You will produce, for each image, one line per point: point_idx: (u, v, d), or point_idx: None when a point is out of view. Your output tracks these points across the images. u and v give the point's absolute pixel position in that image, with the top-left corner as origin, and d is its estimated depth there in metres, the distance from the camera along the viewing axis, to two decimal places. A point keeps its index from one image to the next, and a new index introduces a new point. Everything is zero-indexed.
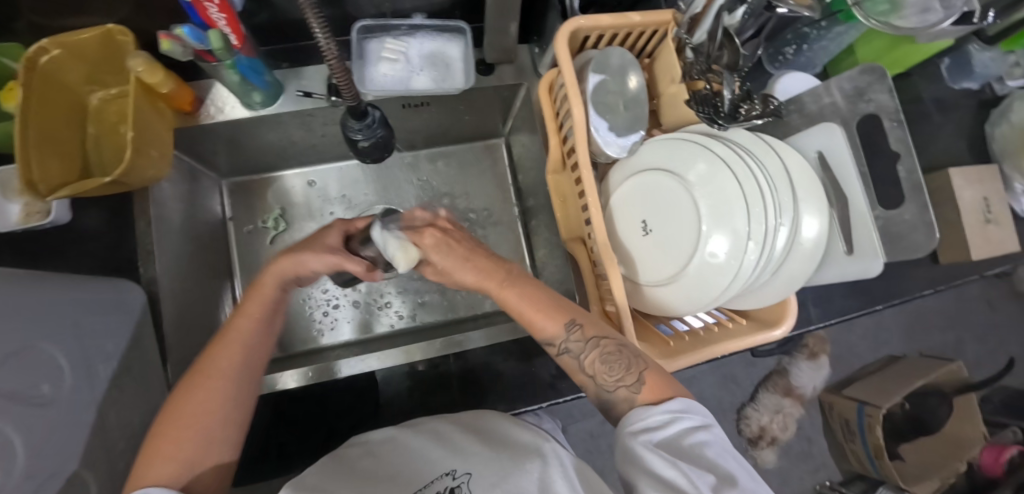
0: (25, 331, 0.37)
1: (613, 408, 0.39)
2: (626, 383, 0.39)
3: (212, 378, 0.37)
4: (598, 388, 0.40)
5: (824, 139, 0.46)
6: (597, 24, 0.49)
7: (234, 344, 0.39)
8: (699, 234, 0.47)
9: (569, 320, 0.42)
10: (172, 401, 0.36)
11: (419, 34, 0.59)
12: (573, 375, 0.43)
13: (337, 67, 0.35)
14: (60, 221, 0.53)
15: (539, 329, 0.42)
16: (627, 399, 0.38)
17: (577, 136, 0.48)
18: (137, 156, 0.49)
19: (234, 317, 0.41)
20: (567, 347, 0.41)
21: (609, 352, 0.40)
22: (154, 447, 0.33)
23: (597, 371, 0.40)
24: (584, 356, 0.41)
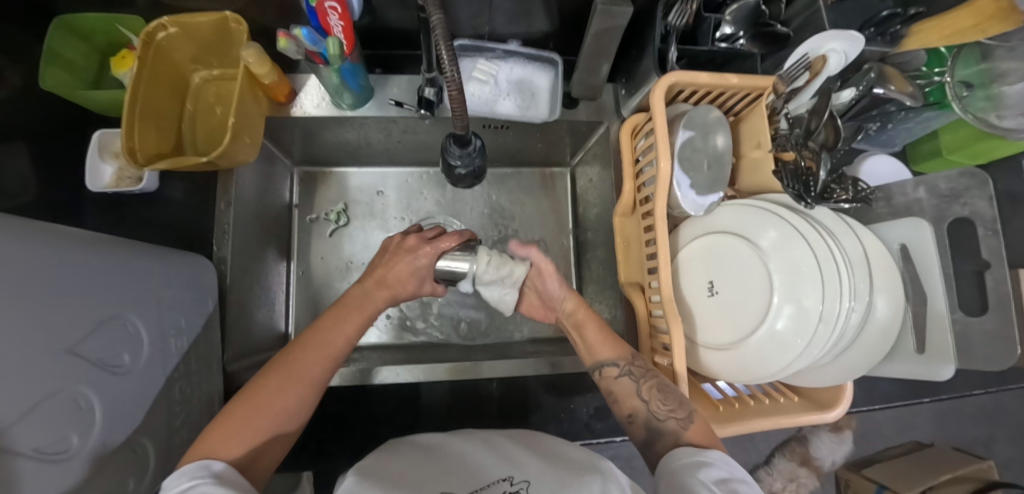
0: (120, 299, 0.39)
1: (659, 437, 0.42)
2: (677, 415, 0.42)
3: (293, 380, 0.40)
4: (648, 416, 0.44)
5: (909, 232, 0.46)
6: (694, 82, 0.50)
7: (318, 354, 0.43)
8: (767, 304, 0.47)
9: (631, 352, 0.49)
10: (250, 387, 0.39)
11: (511, 60, 0.60)
12: (622, 403, 0.46)
13: (454, 94, 0.37)
14: (148, 189, 0.55)
15: (601, 351, 0.50)
16: (675, 430, 0.42)
17: (659, 189, 0.49)
18: (234, 140, 0.51)
19: (326, 327, 0.45)
20: (626, 370, 0.47)
21: (664, 385, 0.45)
22: (220, 429, 0.36)
23: (652, 396, 0.44)
24: (642, 381, 0.46)
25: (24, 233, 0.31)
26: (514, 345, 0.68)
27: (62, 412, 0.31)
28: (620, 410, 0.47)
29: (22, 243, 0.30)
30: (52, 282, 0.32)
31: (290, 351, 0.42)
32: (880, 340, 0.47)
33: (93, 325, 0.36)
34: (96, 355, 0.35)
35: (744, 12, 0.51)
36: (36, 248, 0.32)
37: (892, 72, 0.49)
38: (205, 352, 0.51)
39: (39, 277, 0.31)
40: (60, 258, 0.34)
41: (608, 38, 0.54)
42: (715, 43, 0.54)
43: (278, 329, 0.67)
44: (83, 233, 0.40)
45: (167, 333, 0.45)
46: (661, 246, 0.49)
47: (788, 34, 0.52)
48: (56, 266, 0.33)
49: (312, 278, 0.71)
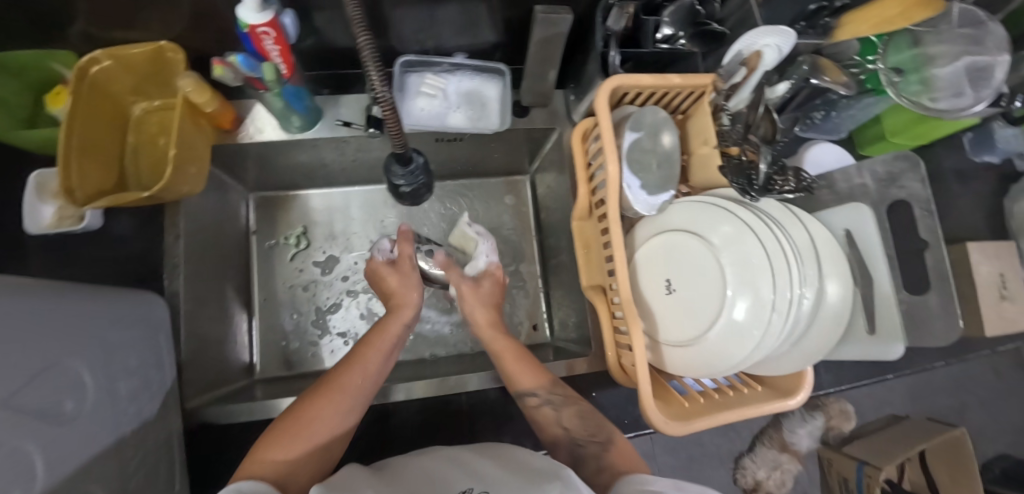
0: (59, 347, 0.38)
1: (583, 462, 0.44)
2: (597, 439, 0.45)
3: (338, 395, 0.43)
4: (570, 442, 0.46)
5: (852, 219, 0.47)
6: (637, 84, 0.51)
7: (361, 374, 0.46)
8: (723, 299, 0.47)
9: (551, 380, 0.50)
10: (301, 405, 0.42)
11: (460, 72, 0.61)
12: (545, 431, 0.48)
13: (389, 112, 0.37)
14: (92, 227, 0.53)
15: (521, 380, 0.50)
16: (597, 453, 0.44)
17: (610, 192, 0.49)
18: (177, 171, 0.50)
19: (366, 348, 0.49)
20: (546, 399, 0.48)
21: (585, 409, 0.48)
22: (274, 440, 0.38)
23: (573, 423, 0.47)
24: (562, 409, 0.48)
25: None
26: (484, 356, 0.68)
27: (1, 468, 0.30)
28: (544, 437, 0.49)
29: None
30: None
31: (336, 372, 0.45)
32: (832, 326, 0.47)
33: (32, 374, 0.34)
34: (37, 405, 0.34)
35: (681, 13, 0.53)
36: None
37: (824, 63, 0.51)
38: (161, 391, 0.49)
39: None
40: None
41: (552, 46, 0.55)
42: (656, 45, 0.55)
43: (241, 359, 0.65)
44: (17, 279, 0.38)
45: (116, 377, 0.43)
46: (617, 249, 0.49)
47: (724, 33, 0.54)
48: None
49: (275, 305, 0.70)
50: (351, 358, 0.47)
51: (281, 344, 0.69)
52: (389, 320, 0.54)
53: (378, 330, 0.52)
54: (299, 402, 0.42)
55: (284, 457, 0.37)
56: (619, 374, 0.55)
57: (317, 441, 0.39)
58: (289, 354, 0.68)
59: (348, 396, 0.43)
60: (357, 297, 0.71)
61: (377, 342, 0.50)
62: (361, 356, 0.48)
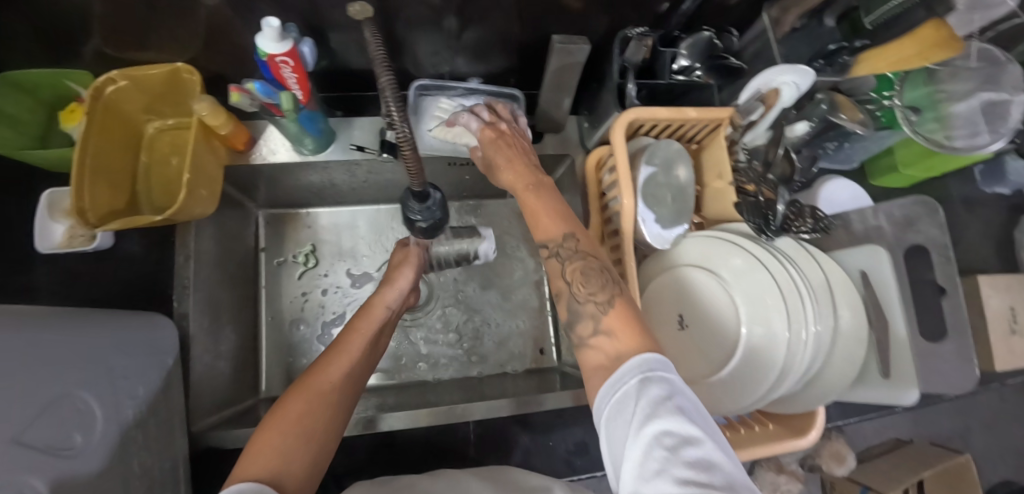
0: (67, 377, 0.37)
1: (579, 319, 0.40)
2: (596, 299, 0.40)
3: (329, 384, 0.43)
4: (570, 297, 0.42)
5: (867, 260, 0.47)
6: (653, 117, 0.51)
7: (347, 358, 0.46)
8: (736, 337, 0.47)
9: (576, 224, 0.45)
10: (293, 392, 0.41)
11: (473, 97, 0.60)
12: (551, 282, 0.45)
13: (408, 149, 0.36)
14: (103, 246, 0.53)
15: (542, 226, 0.46)
16: (592, 313, 0.40)
17: (623, 226, 0.49)
18: (190, 194, 0.49)
19: (351, 332, 0.50)
20: (554, 251, 0.44)
21: (591, 266, 0.42)
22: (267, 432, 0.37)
23: (575, 278, 0.42)
24: (568, 261, 0.43)
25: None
26: (491, 380, 0.67)
27: None
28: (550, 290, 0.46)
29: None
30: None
31: (322, 361, 0.45)
32: (845, 367, 0.47)
33: (34, 411, 0.34)
34: (43, 442, 0.33)
35: (698, 45, 0.53)
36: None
37: (841, 100, 0.50)
38: (168, 415, 0.49)
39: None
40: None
41: (567, 74, 0.55)
42: (672, 76, 0.55)
43: (247, 378, 0.64)
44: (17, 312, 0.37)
45: (123, 404, 0.43)
46: (629, 284, 0.49)
47: (743, 68, 0.55)
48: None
49: (282, 322, 0.70)
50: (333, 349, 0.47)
51: (287, 362, 0.68)
52: (383, 294, 0.56)
53: (361, 313, 0.53)
54: (291, 393, 0.41)
55: (279, 455, 0.35)
56: None
57: (309, 434, 0.38)
58: (295, 372, 0.68)
59: (336, 387, 0.43)
60: None
61: (362, 326, 0.51)
62: (349, 341, 0.49)
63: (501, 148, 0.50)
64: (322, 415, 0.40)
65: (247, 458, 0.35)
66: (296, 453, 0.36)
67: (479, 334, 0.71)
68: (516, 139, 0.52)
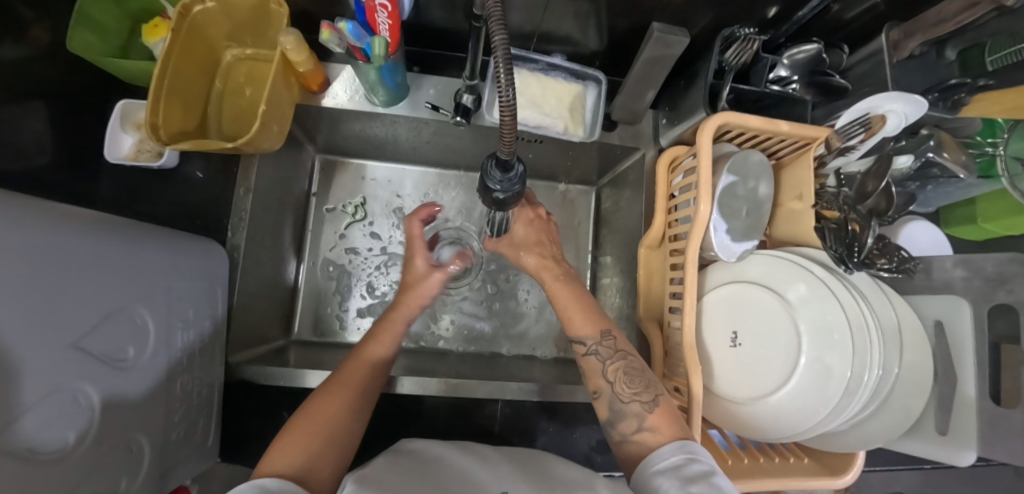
0: (127, 290, 0.38)
1: (622, 418, 0.44)
2: (641, 399, 0.44)
3: (345, 391, 0.42)
4: (613, 396, 0.46)
5: (945, 309, 0.45)
6: (744, 124, 0.49)
7: (365, 369, 0.45)
8: (792, 366, 0.45)
9: (605, 329, 0.49)
10: (312, 400, 0.41)
11: (554, 73, 0.58)
12: (590, 379, 0.49)
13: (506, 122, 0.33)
14: (169, 165, 0.54)
15: (578, 325, 0.50)
16: (638, 413, 0.44)
17: (693, 232, 0.48)
18: (262, 127, 0.49)
19: (371, 339, 0.48)
20: (594, 348, 0.48)
21: (631, 368, 0.47)
22: (289, 439, 0.37)
23: (619, 379, 0.46)
24: (609, 361, 0.47)
25: (24, 221, 0.29)
26: (519, 362, 0.68)
27: (63, 408, 0.30)
28: (588, 385, 0.49)
29: (21, 235, 0.28)
30: (51, 276, 0.30)
31: (342, 368, 0.45)
32: (902, 413, 0.45)
33: (97, 319, 0.34)
34: (100, 349, 0.34)
35: (802, 58, 0.52)
36: (44, 239, 0.30)
37: (948, 138, 0.48)
38: (210, 342, 0.49)
39: (38, 270, 0.29)
40: (64, 247, 0.31)
41: (657, 67, 0.53)
42: (767, 85, 0.53)
43: (282, 318, 0.65)
44: (86, 215, 0.37)
45: (174, 325, 0.43)
46: (688, 291, 0.48)
47: (846, 88, 0.51)
48: (57, 257, 0.31)
49: (322, 269, 0.70)
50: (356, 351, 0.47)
51: (323, 308, 0.69)
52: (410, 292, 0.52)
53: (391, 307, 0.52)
54: (312, 400, 0.41)
55: (299, 457, 0.36)
56: None
57: (329, 437, 0.38)
58: (330, 320, 0.69)
59: (356, 395, 0.42)
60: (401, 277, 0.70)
61: (384, 335, 0.49)
62: (370, 349, 0.47)
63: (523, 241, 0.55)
64: (339, 425, 0.40)
65: (272, 456, 0.36)
66: (314, 457, 0.36)
67: (512, 314, 0.71)
68: (547, 237, 0.56)
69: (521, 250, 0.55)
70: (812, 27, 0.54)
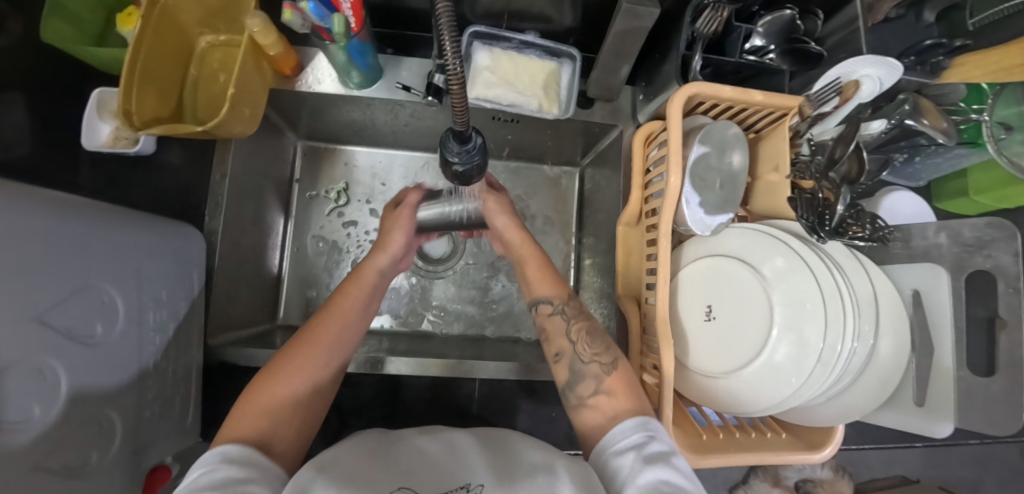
0: (94, 267, 0.38)
1: (582, 378, 0.46)
2: (601, 360, 0.47)
3: (316, 349, 0.43)
4: (574, 356, 0.48)
5: (923, 278, 0.44)
6: (716, 94, 0.48)
7: (338, 322, 0.46)
8: (765, 341, 0.44)
9: (567, 293, 0.53)
10: (276, 361, 0.42)
11: (526, 52, 0.58)
12: (552, 341, 0.50)
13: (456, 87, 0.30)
14: (144, 152, 0.54)
15: (542, 287, 0.53)
16: (597, 374, 0.46)
17: (665, 205, 0.47)
18: (233, 111, 0.49)
19: (340, 296, 0.49)
20: (559, 308, 0.51)
21: (593, 328, 0.50)
22: (252, 402, 0.38)
23: (580, 340, 0.48)
24: (573, 321, 0.50)
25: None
26: (502, 344, 0.68)
27: (26, 379, 0.31)
28: (550, 349, 0.51)
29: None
30: (19, 247, 0.31)
31: (312, 324, 0.45)
32: (877, 386, 0.44)
33: (62, 296, 0.35)
34: (66, 324, 0.35)
35: (778, 24, 0.50)
36: (12, 210, 0.31)
37: (928, 103, 0.45)
38: (188, 324, 0.50)
39: (8, 240, 0.30)
40: (30, 221, 0.32)
41: (631, 41, 0.52)
42: (743, 55, 0.52)
43: (267, 304, 0.66)
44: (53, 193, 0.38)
45: (147, 305, 0.44)
46: (661, 265, 0.48)
47: (821, 54, 0.49)
48: (25, 230, 0.31)
49: (306, 255, 0.71)
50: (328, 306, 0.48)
51: (307, 293, 0.70)
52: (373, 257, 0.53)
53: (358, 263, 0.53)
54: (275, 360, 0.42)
55: (263, 419, 0.37)
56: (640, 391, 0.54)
57: (298, 402, 0.39)
58: (314, 305, 0.69)
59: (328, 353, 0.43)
60: None
61: (352, 287, 0.50)
62: (339, 304, 0.48)
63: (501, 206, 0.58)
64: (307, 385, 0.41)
65: (235, 422, 0.36)
66: (281, 419, 0.38)
67: (495, 295, 0.72)
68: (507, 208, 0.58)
69: (500, 212, 0.58)
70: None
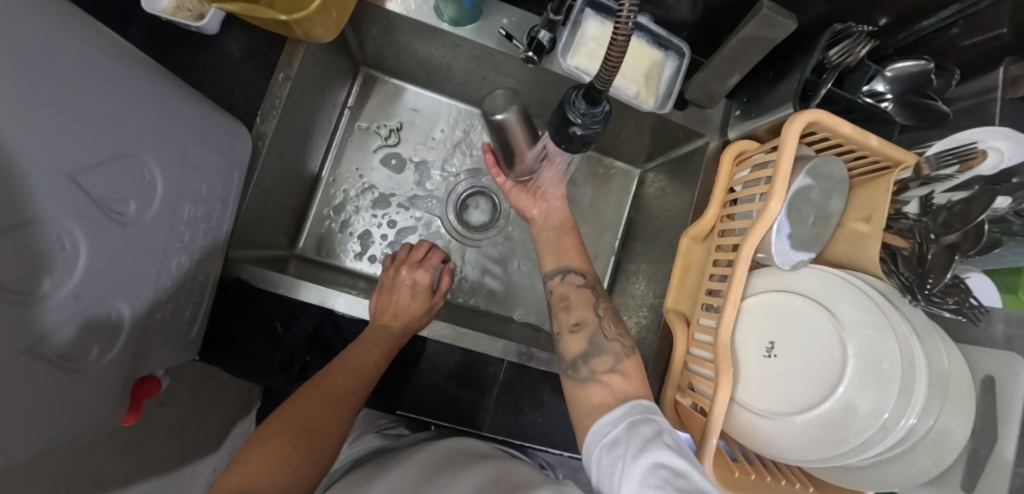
0: (140, 137, 0.33)
1: (599, 353, 0.45)
2: (623, 342, 0.46)
3: (331, 396, 0.41)
4: (597, 330, 0.47)
5: (999, 366, 0.42)
6: (834, 128, 0.45)
7: (351, 373, 0.44)
8: (829, 394, 0.41)
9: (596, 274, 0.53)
10: (292, 406, 0.39)
11: (640, 33, 0.53)
12: (574, 311, 0.49)
13: (619, 45, 0.27)
14: (206, 31, 0.47)
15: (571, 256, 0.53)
16: (615, 352, 0.45)
17: (755, 229, 0.44)
18: (321, 11, 0.43)
19: (359, 345, 0.47)
20: (589, 284, 0.51)
21: (617, 313, 0.49)
22: (273, 442, 0.35)
23: (607, 318, 0.48)
24: (600, 299, 0.50)
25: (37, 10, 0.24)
26: (526, 330, 0.65)
27: (44, 245, 0.25)
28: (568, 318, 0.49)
29: (22, 18, 0.22)
30: (49, 82, 0.24)
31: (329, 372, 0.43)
32: (928, 464, 0.42)
33: (102, 157, 0.29)
34: (99, 192, 0.29)
35: (905, 75, 0.48)
36: (52, 38, 0.24)
37: None
38: (215, 230, 0.45)
39: (35, 70, 0.23)
40: (69, 59, 0.26)
41: (754, 51, 0.48)
42: (862, 96, 0.49)
43: (289, 229, 0.62)
44: (112, 40, 0.32)
45: (183, 198, 0.39)
46: (733, 289, 0.45)
47: (946, 114, 0.47)
48: (59, 64, 0.25)
49: (342, 188, 0.67)
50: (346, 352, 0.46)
51: (335, 228, 0.66)
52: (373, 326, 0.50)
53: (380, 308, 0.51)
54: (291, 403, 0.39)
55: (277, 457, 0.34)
56: (670, 413, 0.52)
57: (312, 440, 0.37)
58: (341, 243, 0.66)
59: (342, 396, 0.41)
60: (421, 214, 0.68)
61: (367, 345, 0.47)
62: (355, 355, 0.46)
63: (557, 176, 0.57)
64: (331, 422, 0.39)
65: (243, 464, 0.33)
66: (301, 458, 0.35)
67: (526, 278, 0.69)
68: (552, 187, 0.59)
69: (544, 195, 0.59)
70: (923, 45, 0.50)
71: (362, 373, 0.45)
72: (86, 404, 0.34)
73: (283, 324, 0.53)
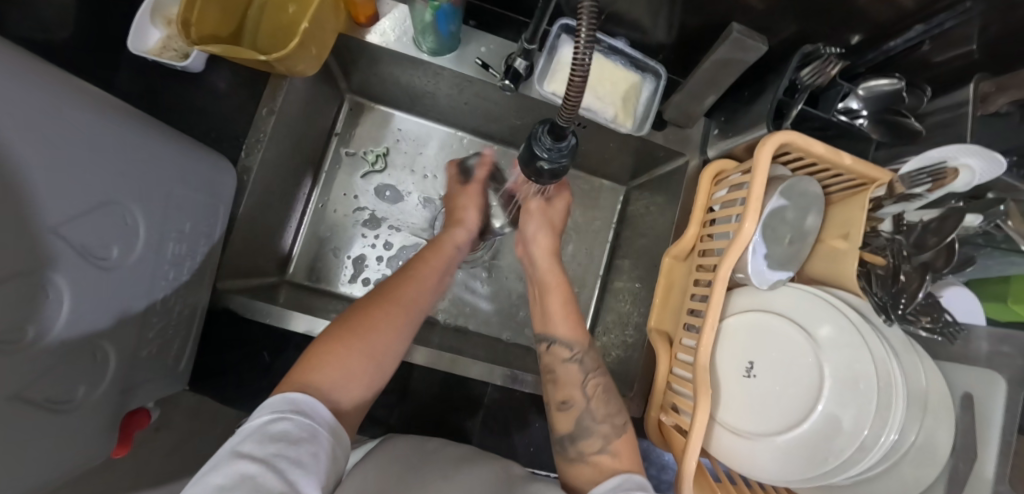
0: (123, 183, 0.34)
1: (588, 435, 0.45)
2: (613, 421, 0.46)
3: (360, 349, 0.41)
4: (585, 410, 0.46)
5: (979, 385, 0.42)
6: (806, 148, 0.45)
7: (385, 329, 0.43)
8: (808, 413, 0.42)
9: (586, 342, 0.52)
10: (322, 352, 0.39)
11: (616, 57, 0.54)
12: (561, 388, 0.49)
13: (575, 84, 0.27)
14: (192, 69, 0.49)
15: (559, 328, 0.53)
16: (605, 435, 0.45)
17: (731, 250, 0.44)
18: (301, 49, 0.45)
19: (394, 301, 0.46)
20: (577, 357, 0.50)
21: (608, 388, 0.48)
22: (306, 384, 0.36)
23: (596, 397, 0.47)
24: (589, 375, 0.49)
25: (23, 80, 0.25)
26: (515, 350, 0.66)
27: (28, 296, 0.26)
28: (556, 396, 0.49)
29: (10, 89, 0.24)
30: (35, 142, 0.25)
31: (365, 318, 0.43)
32: (909, 482, 0.42)
33: (85, 206, 0.30)
34: (82, 240, 0.30)
35: (879, 93, 0.49)
36: (35, 102, 0.26)
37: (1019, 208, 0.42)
38: (202, 263, 0.46)
39: (21, 132, 0.24)
40: (54, 117, 0.27)
41: (727, 74, 0.49)
42: (835, 114, 0.50)
43: (278, 257, 0.63)
44: (96, 92, 0.34)
45: (167, 237, 0.40)
46: (711, 310, 0.45)
47: (919, 132, 0.47)
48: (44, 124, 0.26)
49: (331, 214, 0.68)
50: (352, 328, 0.42)
51: (325, 254, 0.67)
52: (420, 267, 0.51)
53: (395, 292, 0.47)
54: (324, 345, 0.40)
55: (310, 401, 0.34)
56: (655, 431, 0.52)
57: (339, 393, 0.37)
58: (331, 267, 0.67)
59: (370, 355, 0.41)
60: (410, 236, 0.69)
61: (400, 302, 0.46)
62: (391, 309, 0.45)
63: (543, 214, 0.60)
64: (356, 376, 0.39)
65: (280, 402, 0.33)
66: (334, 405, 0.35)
67: (514, 297, 0.70)
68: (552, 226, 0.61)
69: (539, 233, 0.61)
70: (895, 62, 0.50)
71: (396, 331, 0.44)
72: (76, 443, 0.35)
73: (270, 353, 0.52)
